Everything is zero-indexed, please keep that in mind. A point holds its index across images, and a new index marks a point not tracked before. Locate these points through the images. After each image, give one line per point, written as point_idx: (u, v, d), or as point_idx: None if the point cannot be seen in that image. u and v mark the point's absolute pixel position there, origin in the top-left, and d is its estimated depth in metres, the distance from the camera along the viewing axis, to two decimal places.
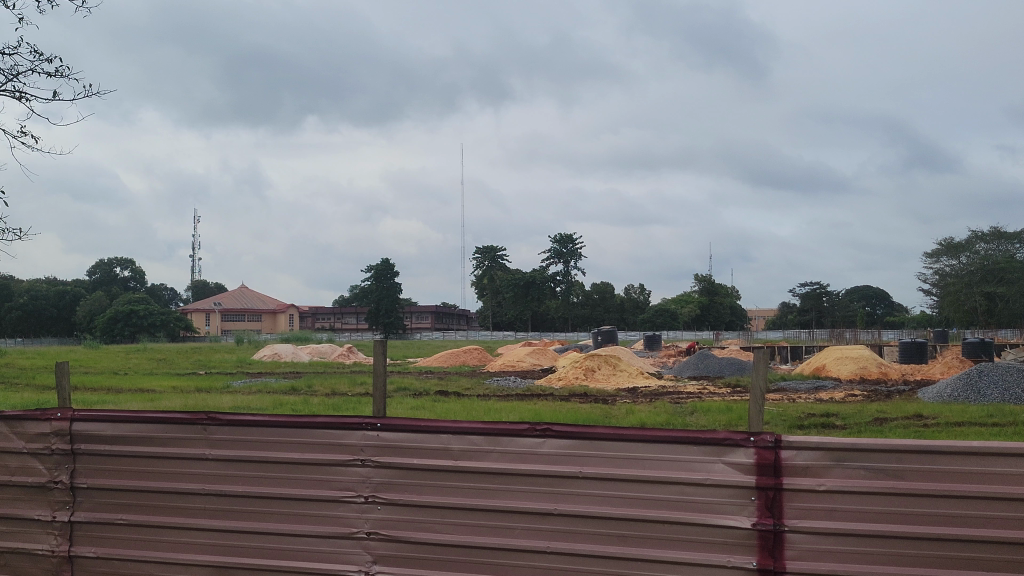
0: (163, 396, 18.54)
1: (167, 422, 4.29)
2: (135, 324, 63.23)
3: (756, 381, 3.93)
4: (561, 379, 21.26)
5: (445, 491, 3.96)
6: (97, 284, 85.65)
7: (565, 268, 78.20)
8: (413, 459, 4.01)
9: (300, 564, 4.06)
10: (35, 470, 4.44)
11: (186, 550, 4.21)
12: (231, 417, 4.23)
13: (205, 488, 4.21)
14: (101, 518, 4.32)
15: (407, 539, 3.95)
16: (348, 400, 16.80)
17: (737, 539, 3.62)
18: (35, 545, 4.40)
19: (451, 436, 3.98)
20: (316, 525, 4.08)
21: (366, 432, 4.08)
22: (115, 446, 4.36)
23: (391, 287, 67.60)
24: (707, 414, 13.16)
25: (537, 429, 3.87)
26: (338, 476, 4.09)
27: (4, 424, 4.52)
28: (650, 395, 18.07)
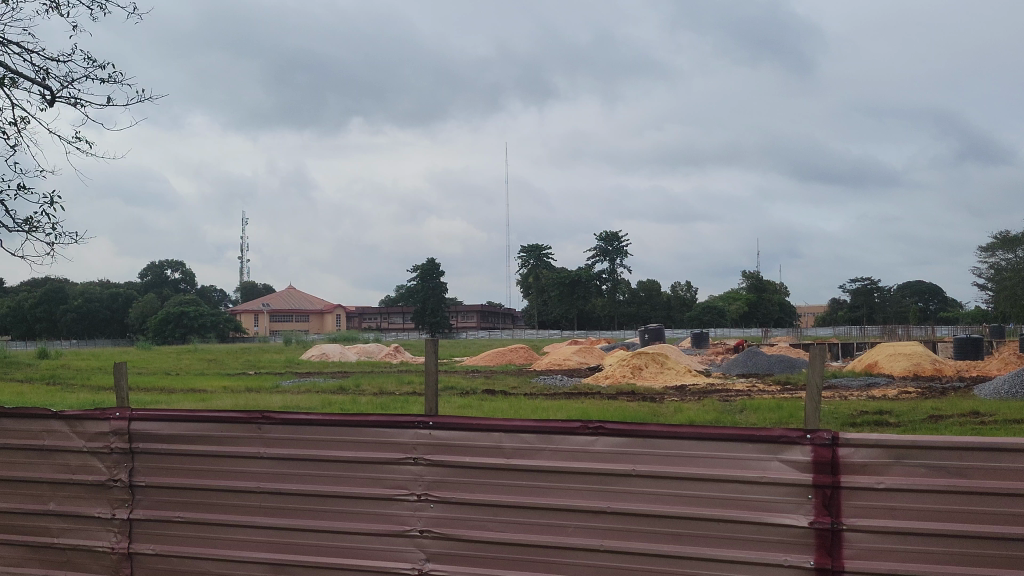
0: (214, 396, 18.77)
1: (222, 421, 4.36)
2: (186, 325, 64.27)
3: (812, 378, 3.89)
4: (609, 377, 21.21)
5: (498, 489, 3.97)
6: (149, 286, 87.05)
7: (611, 266, 77.97)
8: (466, 458, 4.03)
9: (355, 561, 4.09)
10: (95, 469, 4.52)
11: (241, 548, 4.26)
12: (284, 415, 4.27)
13: (261, 486, 4.26)
14: (158, 515, 4.39)
15: (461, 537, 3.97)
16: (396, 400, 16.80)
17: (795, 538, 3.58)
18: (95, 542, 4.47)
19: (504, 434, 3.99)
20: (368, 523, 4.11)
21: (418, 430, 4.11)
22: (172, 445, 4.43)
23: (437, 286, 67.95)
24: (758, 412, 13.04)
25: (590, 428, 3.87)
26: (391, 474, 4.12)
27: (65, 423, 4.60)
28: (698, 394, 17.49)
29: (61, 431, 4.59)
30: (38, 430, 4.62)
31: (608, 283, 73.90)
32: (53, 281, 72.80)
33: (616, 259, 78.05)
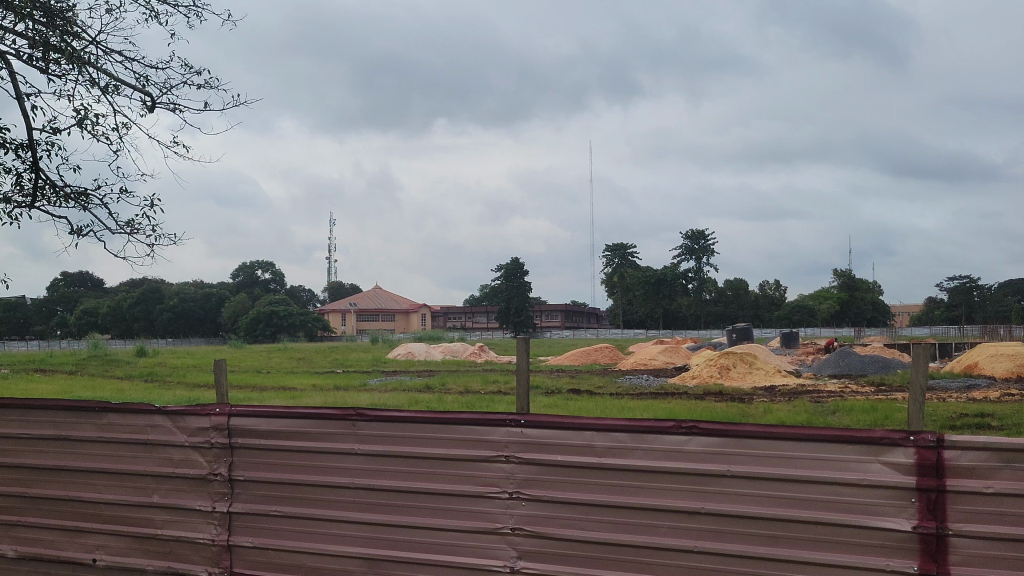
0: (305, 393, 19.17)
1: (319, 418, 4.45)
2: (276, 324, 65.85)
3: (916, 379, 3.78)
4: (695, 377, 21.01)
5: (591, 488, 3.96)
6: (241, 287, 89.41)
7: (697, 264, 77.10)
8: (557, 456, 4.04)
9: (447, 558, 4.14)
10: (196, 463, 4.67)
11: (336, 542, 4.34)
12: (377, 413, 4.34)
13: (355, 482, 4.34)
14: (257, 509, 4.51)
15: (552, 535, 3.98)
16: (482, 399, 16.97)
17: (898, 543, 3.49)
18: (197, 535, 4.61)
19: (596, 432, 3.97)
20: (461, 520, 4.15)
21: (510, 428, 4.13)
22: (271, 441, 4.55)
23: (520, 286, 68.17)
24: (851, 414, 12.76)
25: (683, 427, 3.83)
26: (482, 472, 4.15)
27: (167, 418, 4.74)
28: (788, 394, 17.38)
29: (164, 426, 4.74)
30: (142, 425, 4.77)
31: (694, 282, 73.16)
32: (150, 282, 75.38)
33: (702, 258, 77.08)
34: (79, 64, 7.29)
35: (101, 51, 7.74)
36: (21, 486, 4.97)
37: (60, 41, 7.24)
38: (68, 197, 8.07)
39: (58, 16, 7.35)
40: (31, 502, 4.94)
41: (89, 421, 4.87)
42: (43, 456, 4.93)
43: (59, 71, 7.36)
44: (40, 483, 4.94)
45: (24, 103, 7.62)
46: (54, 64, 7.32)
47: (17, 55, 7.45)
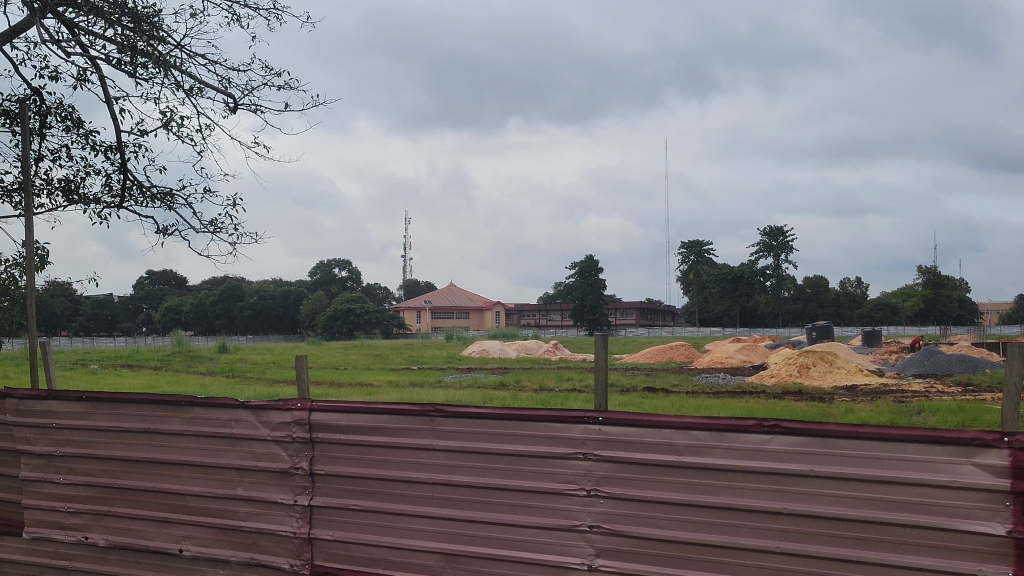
0: (381, 390, 19.45)
1: (397, 414, 4.49)
2: (353, 322, 66.87)
3: (1009, 378, 3.64)
4: (773, 376, 20.76)
5: (669, 486, 3.93)
6: (318, 284, 91.05)
7: (776, 261, 75.89)
8: (636, 454, 4.01)
9: (524, 555, 4.14)
10: (278, 457, 4.75)
11: (415, 536, 4.38)
12: (454, 409, 4.36)
13: (434, 478, 4.37)
14: (336, 503, 4.59)
15: (631, 534, 3.95)
16: (556, 396, 17.09)
17: (989, 547, 3.39)
18: (279, 527, 4.69)
19: (675, 431, 3.93)
20: (538, 517, 4.15)
21: (588, 426, 4.12)
22: (351, 436, 4.61)
23: (595, 284, 68.03)
24: (936, 414, 12.46)
25: (765, 426, 3.76)
26: (561, 469, 4.14)
27: (251, 413, 4.84)
28: (870, 394, 16.92)
29: (248, 421, 4.84)
30: (226, 419, 4.88)
31: (771, 279, 71.42)
32: (232, 280, 77.32)
33: (780, 254, 75.90)
34: (165, 68, 7.47)
35: (185, 54, 7.92)
36: (111, 477, 5.13)
37: (147, 45, 7.43)
38: (155, 197, 8.30)
39: (145, 21, 7.55)
40: (121, 493, 5.09)
41: (176, 415, 5.00)
42: (133, 449, 5.08)
43: (146, 74, 7.57)
44: (129, 474, 5.09)
45: (113, 107, 7.86)
46: (141, 68, 7.52)
47: (106, 59, 7.69)
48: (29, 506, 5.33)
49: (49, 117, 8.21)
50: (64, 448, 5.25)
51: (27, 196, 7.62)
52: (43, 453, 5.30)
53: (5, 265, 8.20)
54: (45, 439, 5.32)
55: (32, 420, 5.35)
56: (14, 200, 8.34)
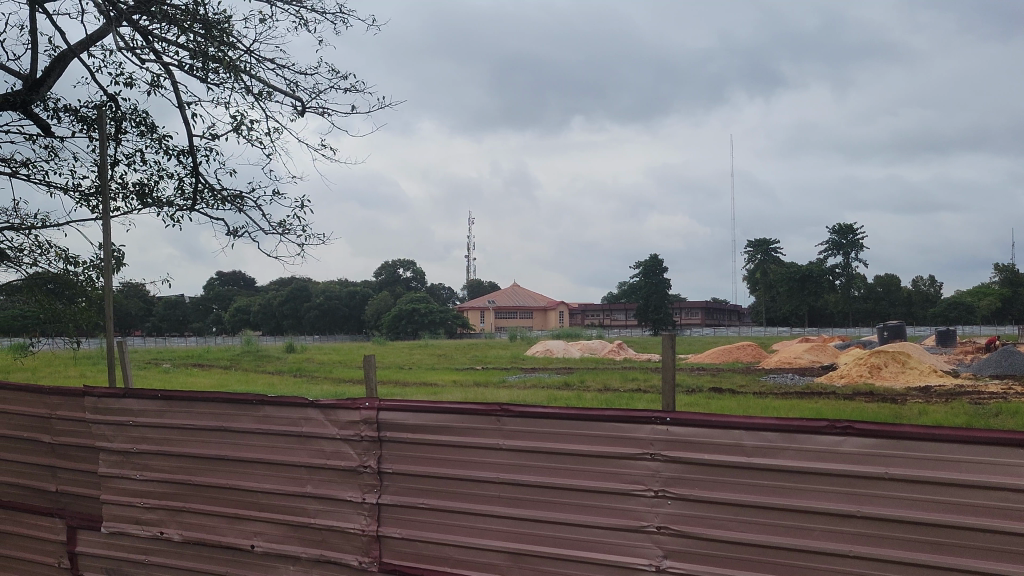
0: (445, 390, 19.59)
1: (464, 413, 4.52)
2: (418, 322, 67.41)
3: None
4: (844, 376, 20.42)
5: (738, 487, 3.89)
6: (383, 285, 91.99)
7: (846, 259, 74.50)
8: (704, 455, 3.97)
9: (592, 555, 4.13)
10: (347, 455, 4.80)
11: (483, 535, 4.40)
12: (521, 408, 4.36)
13: (500, 477, 4.38)
14: (404, 501, 4.63)
15: (700, 536, 3.91)
16: (621, 396, 17.00)
17: None
18: (348, 525, 4.74)
19: (745, 431, 3.88)
20: (606, 517, 4.14)
21: (656, 426, 4.09)
22: (419, 435, 4.65)
23: (660, 283, 67.46)
24: (1014, 416, 12.20)
25: (838, 427, 3.69)
26: (628, 469, 4.12)
27: (320, 412, 4.91)
28: (946, 395, 16.54)
29: (318, 420, 4.91)
30: (296, 418, 4.95)
31: (841, 278, 69.96)
32: (299, 281, 78.54)
33: (850, 253, 74.67)
34: (235, 72, 7.62)
35: (255, 59, 8.07)
36: (185, 474, 5.25)
37: (218, 51, 7.58)
38: (225, 200, 8.47)
39: (216, 27, 7.69)
40: (195, 490, 5.21)
41: (247, 413, 5.09)
42: (207, 446, 5.19)
43: (217, 79, 7.72)
44: (203, 472, 5.20)
45: (185, 111, 8.04)
46: (212, 73, 7.68)
47: (179, 65, 7.87)
48: (106, 501, 5.47)
49: (124, 122, 8.43)
50: (141, 445, 5.38)
51: (104, 199, 7.84)
52: (120, 450, 5.44)
53: (83, 266, 8.45)
54: (123, 435, 5.46)
55: (110, 418, 5.50)
56: (92, 204, 8.59)
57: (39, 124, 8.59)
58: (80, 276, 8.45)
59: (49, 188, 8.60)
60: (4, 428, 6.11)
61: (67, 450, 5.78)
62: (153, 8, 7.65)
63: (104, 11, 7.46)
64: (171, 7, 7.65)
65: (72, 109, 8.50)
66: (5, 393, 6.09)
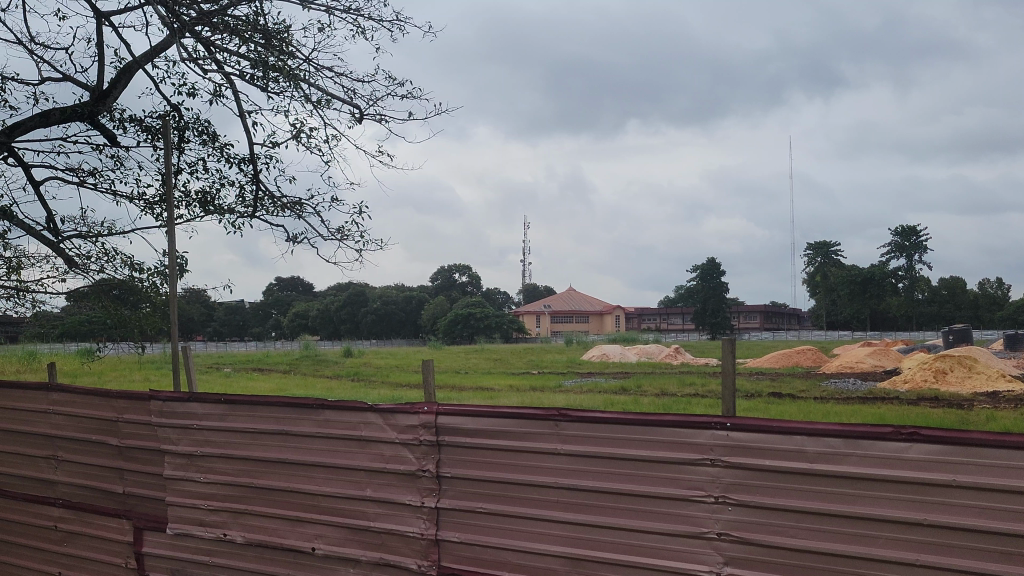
0: (502, 394, 19.69)
1: (521, 417, 4.52)
2: (473, 327, 67.74)
3: None
4: (907, 382, 20.22)
5: (800, 494, 3.83)
6: (439, 289, 92.58)
7: (909, 261, 73.00)
8: (766, 460, 3.92)
9: (652, 561, 4.10)
10: (406, 459, 4.84)
11: (541, 540, 4.40)
12: (579, 413, 4.36)
13: (559, 482, 4.37)
14: (463, 505, 4.66)
15: (762, 542, 3.87)
16: (679, 401, 16.88)
17: None
18: (407, 528, 4.78)
19: (807, 437, 3.83)
20: (667, 523, 4.10)
21: (715, 431, 4.04)
22: (477, 439, 4.67)
23: (718, 287, 66.71)
24: None
25: (903, 433, 3.61)
26: (688, 475, 4.09)
27: (380, 416, 4.94)
28: (1015, 401, 16.05)
29: (377, 423, 4.95)
30: (356, 422, 5.00)
31: (904, 281, 68.64)
32: (357, 286, 79.39)
33: (913, 254, 73.16)
34: (294, 81, 7.72)
35: (313, 67, 8.17)
36: (248, 477, 5.33)
37: (278, 61, 7.70)
38: (285, 207, 8.60)
39: (276, 37, 7.81)
40: (257, 492, 5.28)
41: (309, 417, 5.15)
42: (269, 449, 5.26)
43: (277, 88, 7.85)
44: (265, 474, 5.27)
45: (246, 120, 8.18)
46: (273, 82, 7.80)
47: (241, 75, 8.01)
48: (172, 503, 5.58)
49: (187, 131, 8.60)
50: (205, 448, 5.48)
51: (168, 207, 8.01)
52: (185, 453, 5.55)
53: (148, 273, 8.63)
54: (187, 438, 5.56)
55: (175, 421, 5.61)
56: (156, 212, 8.78)
57: (105, 134, 8.81)
58: (144, 283, 8.63)
59: (115, 197, 8.81)
60: (72, 431, 6.26)
61: (133, 452, 5.91)
62: (216, 20, 7.80)
63: (168, 24, 7.63)
64: (233, 18, 7.80)
65: (137, 119, 8.70)
66: (73, 397, 6.25)
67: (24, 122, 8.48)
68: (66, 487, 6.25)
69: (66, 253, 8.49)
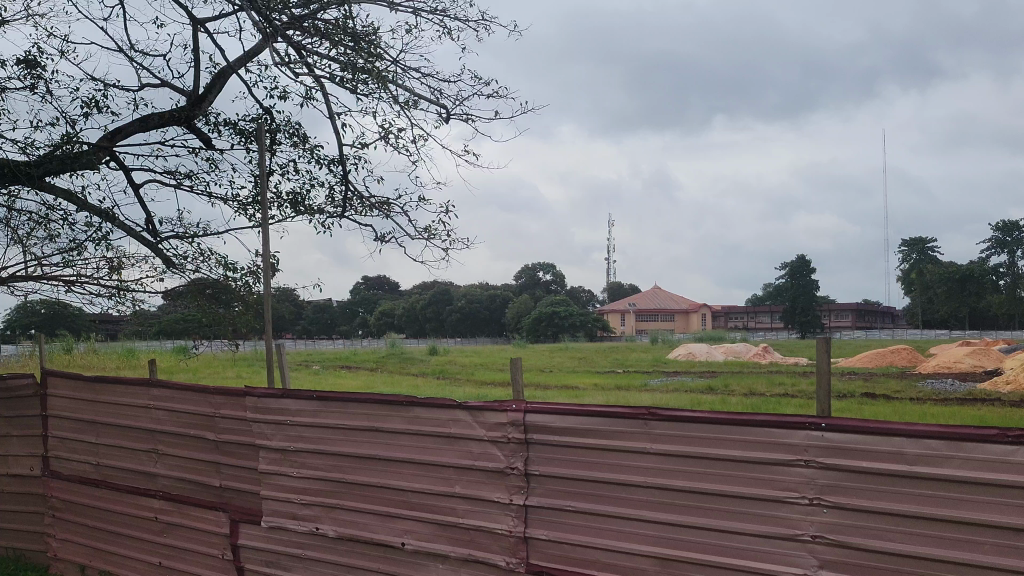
0: (588, 392, 19.62)
1: (610, 416, 4.50)
2: (558, 325, 67.72)
3: None
4: (1009, 382, 19.53)
5: (898, 497, 3.73)
6: (523, 288, 92.88)
7: (1011, 258, 70.35)
8: (863, 462, 3.82)
9: (744, 563, 4.04)
10: (495, 457, 4.87)
11: (630, 539, 4.38)
12: (669, 412, 4.32)
13: (648, 481, 4.34)
14: (551, 503, 4.66)
15: (858, 546, 3.78)
16: (768, 401, 16.56)
17: None
18: (495, 525, 4.81)
19: (907, 439, 3.71)
20: (760, 524, 4.04)
21: (809, 432, 3.96)
22: (566, 437, 4.66)
23: (807, 285, 65.42)
24: None
25: (1010, 436, 3.47)
26: (781, 475, 4.01)
27: (468, 413, 4.98)
28: None
29: (466, 421, 4.99)
30: (446, 419, 5.05)
31: (1006, 278, 66.07)
32: (442, 285, 80.12)
33: (1015, 251, 70.39)
34: (382, 83, 7.81)
35: (399, 68, 8.27)
36: (339, 473, 5.42)
37: (367, 63, 7.82)
38: (373, 207, 8.72)
39: (364, 40, 7.92)
40: (348, 488, 5.37)
41: (399, 414, 5.21)
42: (360, 445, 5.35)
43: (365, 90, 7.96)
44: (356, 470, 5.36)
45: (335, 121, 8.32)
46: (362, 84, 7.93)
47: (330, 78, 8.16)
48: (267, 497, 5.71)
49: (279, 134, 8.80)
50: (299, 444, 5.60)
51: (261, 208, 8.19)
52: (279, 448, 5.68)
53: (241, 272, 8.85)
54: (281, 434, 5.69)
55: (270, 417, 5.75)
56: (250, 213, 9.01)
57: (201, 137, 9.08)
58: (238, 282, 8.86)
59: (210, 198, 9.06)
60: (170, 425, 6.46)
61: (229, 446, 6.07)
62: (307, 24, 7.97)
63: (261, 29, 7.82)
64: (324, 22, 7.95)
65: (232, 123, 8.93)
66: (173, 392, 6.45)
67: (125, 127, 8.79)
68: (167, 480, 6.47)
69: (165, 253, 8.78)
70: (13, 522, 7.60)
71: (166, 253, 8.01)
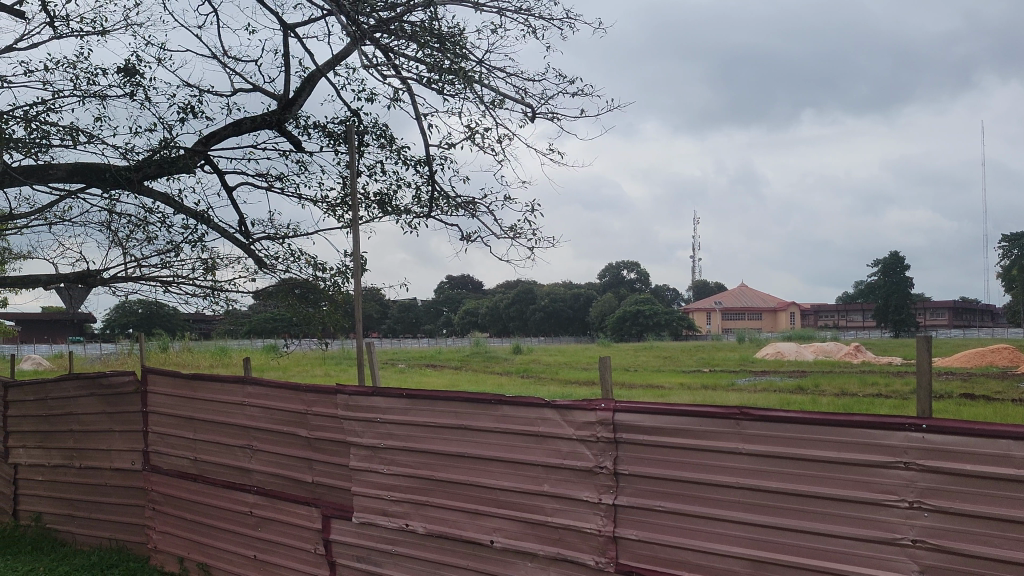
0: (673, 391, 19.47)
1: (701, 415, 4.44)
2: (642, 324, 67.30)
3: None
4: None
5: (1005, 502, 3.59)
6: (607, 287, 92.49)
7: None
8: (966, 465, 3.69)
9: (841, 566, 3.95)
10: (584, 456, 4.85)
11: (721, 541, 4.32)
12: (763, 412, 4.24)
13: (741, 481, 4.27)
14: (641, 503, 4.62)
15: (961, 551, 3.66)
16: (860, 401, 16.14)
17: None
18: (585, 524, 4.79)
19: (1014, 442, 3.57)
20: (858, 528, 3.94)
21: (910, 433, 3.84)
22: (657, 437, 4.61)
23: (900, 282, 63.67)
24: None
25: None
26: (880, 477, 3.90)
27: (557, 412, 4.98)
28: None
29: (555, 419, 4.98)
30: (535, 417, 5.06)
31: None
32: (525, 283, 80.35)
33: None
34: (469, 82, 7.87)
35: (484, 68, 8.32)
36: (428, 470, 5.48)
37: (454, 64, 7.86)
38: (459, 206, 8.79)
39: (449, 40, 7.98)
40: (438, 485, 5.42)
41: (487, 412, 5.24)
42: (449, 443, 5.39)
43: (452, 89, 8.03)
44: (445, 468, 5.40)
45: (422, 121, 8.41)
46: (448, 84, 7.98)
47: (417, 78, 8.25)
48: (358, 493, 5.81)
49: (366, 135, 8.93)
50: (389, 441, 5.68)
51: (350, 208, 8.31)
52: (370, 445, 5.77)
53: (330, 272, 9.01)
54: (372, 431, 5.78)
55: (361, 414, 5.84)
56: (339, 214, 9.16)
57: (291, 139, 9.27)
58: (327, 282, 9.02)
59: (300, 199, 9.27)
60: (265, 422, 6.61)
61: (322, 443, 6.18)
62: (393, 26, 8.06)
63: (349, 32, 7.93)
64: (411, 23, 8.03)
65: (320, 125, 9.09)
66: (267, 390, 6.60)
67: (219, 131, 9.04)
68: (261, 476, 6.62)
69: (257, 254, 9.01)
70: (117, 513, 7.88)
71: (258, 252, 9.02)
